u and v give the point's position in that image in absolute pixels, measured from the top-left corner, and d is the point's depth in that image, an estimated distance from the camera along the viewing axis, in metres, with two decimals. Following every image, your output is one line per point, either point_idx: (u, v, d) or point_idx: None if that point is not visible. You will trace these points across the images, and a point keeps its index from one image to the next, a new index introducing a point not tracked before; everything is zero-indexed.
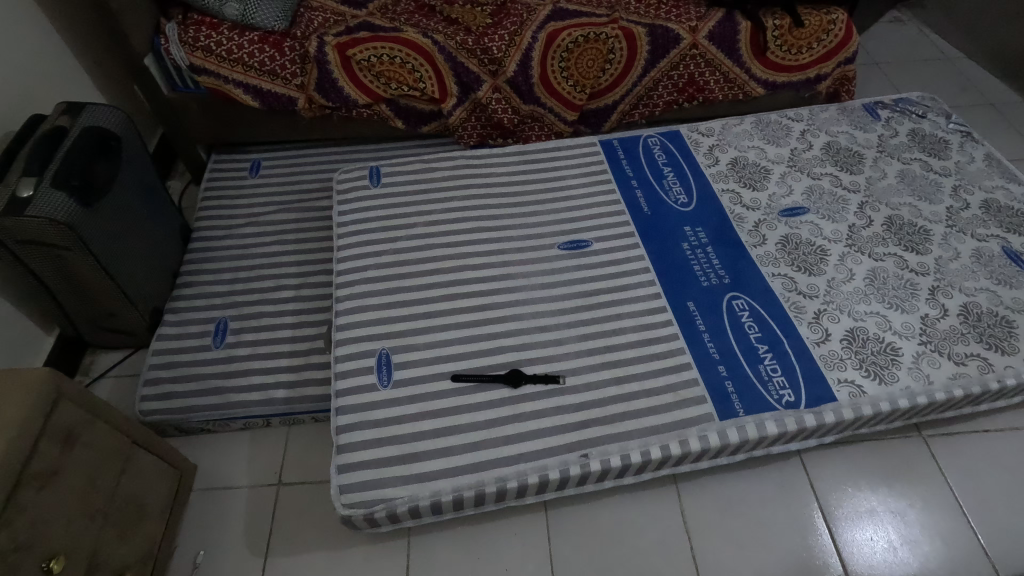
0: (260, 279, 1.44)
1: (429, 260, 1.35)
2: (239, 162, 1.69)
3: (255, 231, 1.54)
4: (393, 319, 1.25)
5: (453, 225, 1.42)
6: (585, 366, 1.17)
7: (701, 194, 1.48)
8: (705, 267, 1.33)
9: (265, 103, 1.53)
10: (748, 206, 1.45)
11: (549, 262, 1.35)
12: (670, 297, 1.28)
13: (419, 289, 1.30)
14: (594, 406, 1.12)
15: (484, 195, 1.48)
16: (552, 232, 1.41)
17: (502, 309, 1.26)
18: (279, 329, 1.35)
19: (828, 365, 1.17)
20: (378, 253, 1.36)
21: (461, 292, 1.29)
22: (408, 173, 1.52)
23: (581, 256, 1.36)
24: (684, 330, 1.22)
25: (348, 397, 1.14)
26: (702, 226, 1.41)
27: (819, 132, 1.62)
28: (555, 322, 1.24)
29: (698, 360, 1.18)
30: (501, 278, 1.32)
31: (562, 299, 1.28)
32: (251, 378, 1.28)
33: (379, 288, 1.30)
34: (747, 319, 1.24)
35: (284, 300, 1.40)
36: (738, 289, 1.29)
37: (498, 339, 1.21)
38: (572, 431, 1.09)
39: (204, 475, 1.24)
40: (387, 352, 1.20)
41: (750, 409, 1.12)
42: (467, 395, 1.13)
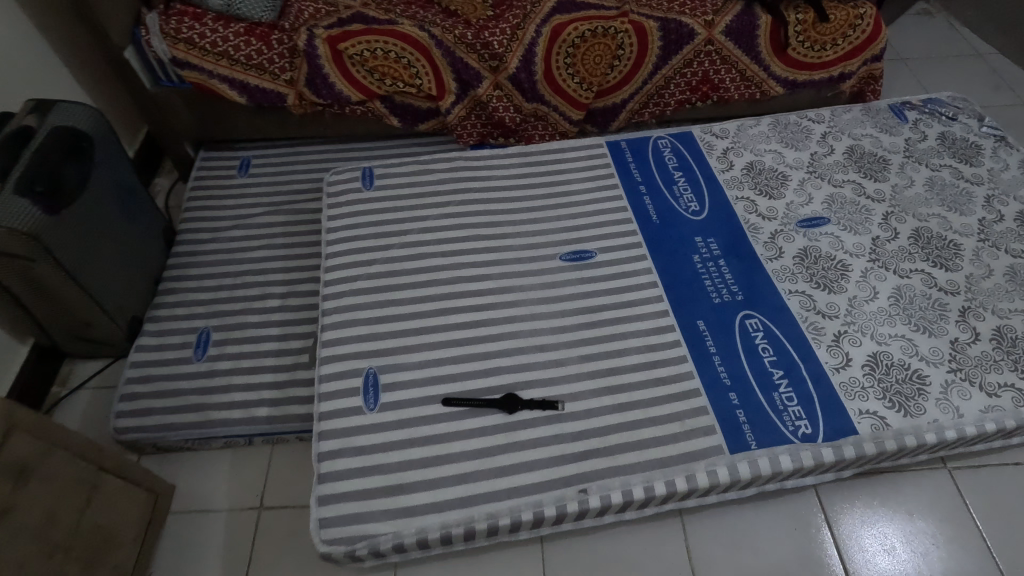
0: (245, 287, 1.37)
1: (422, 271, 1.27)
2: (227, 161, 1.62)
3: (242, 235, 1.47)
4: (383, 335, 1.17)
5: (448, 232, 1.34)
6: (585, 391, 1.09)
7: (714, 202, 1.39)
8: (718, 283, 1.25)
9: (253, 100, 1.45)
10: (764, 215, 1.36)
11: (549, 274, 1.26)
12: (678, 316, 1.19)
13: (411, 303, 1.22)
14: (594, 435, 1.04)
15: (483, 200, 1.40)
16: (555, 241, 1.32)
17: (500, 326, 1.18)
18: (264, 341, 1.28)
19: (849, 394, 1.08)
20: (369, 263, 1.29)
21: (456, 306, 1.21)
22: (403, 176, 1.44)
23: (584, 269, 1.27)
24: (693, 352, 1.14)
25: (331, 420, 1.07)
26: (715, 237, 1.33)
27: (842, 135, 1.52)
28: (554, 341, 1.16)
29: (707, 386, 1.10)
30: (499, 291, 1.24)
31: (563, 316, 1.20)
32: (232, 395, 1.21)
33: (369, 300, 1.23)
34: (761, 341, 1.15)
35: (270, 310, 1.33)
36: (752, 307, 1.21)
37: (494, 360, 1.14)
38: (571, 463, 1.01)
39: (182, 496, 1.17)
40: (375, 373, 1.12)
41: (764, 441, 1.03)
42: (458, 421, 1.06)
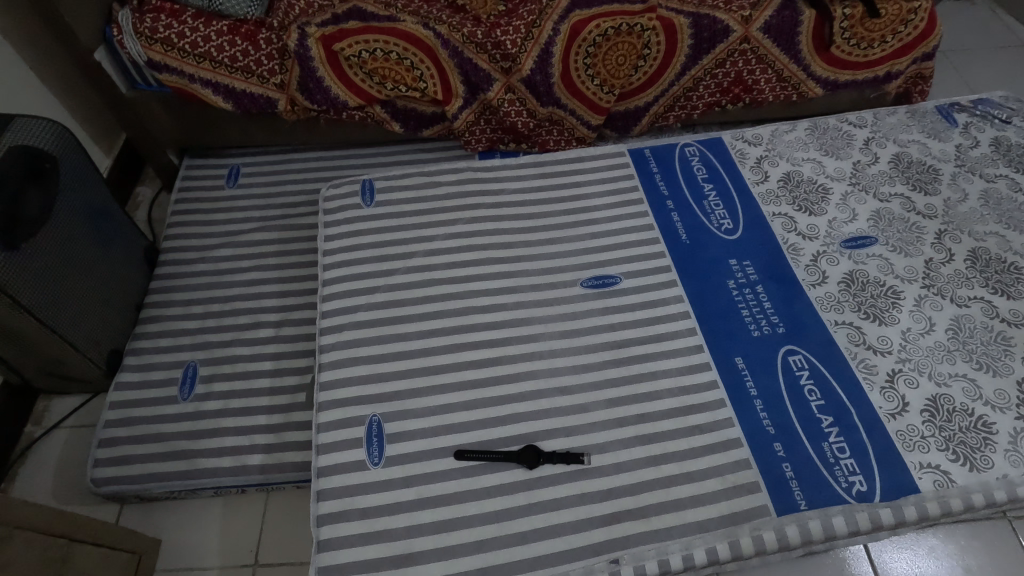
0: (235, 314, 1.26)
1: (429, 299, 1.15)
2: (214, 170, 1.49)
3: (231, 254, 1.35)
4: (388, 375, 1.06)
5: (457, 255, 1.22)
6: (613, 442, 0.98)
7: (748, 219, 1.27)
8: (757, 313, 1.13)
9: (239, 105, 1.31)
10: (804, 234, 1.24)
11: (570, 303, 1.15)
12: (713, 352, 1.09)
13: (418, 337, 1.10)
14: (624, 494, 0.94)
15: (494, 218, 1.28)
16: (575, 265, 1.21)
17: (517, 364, 1.07)
18: (256, 378, 1.17)
19: (907, 445, 0.97)
20: (370, 291, 1.17)
21: (468, 340, 1.10)
22: (407, 190, 1.32)
23: (608, 297, 1.16)
24: (731, 395, 1.03)
25: (331, 477, 0.96)
26: (751, 259, 1.21)
27: (886, 142, 1.38)
28: (577, 382, 1.05)
29: (748, 436, 0.99)
30: (515, 323, 1.12)
31: (586, 352, 1.08)
32: (222, 440, 1.10)
33: (371, 334, 1.11)
34: (806, 382, 1.04)
35: (262, 341, 1.22)
36: (794, 341, 1.09)
37: (511, 404, 1.02)
38: (600, 528, 0.91)
39: (170, 552, 1.07)
40: (379, 421, 1.01)
41: (814, 501, 0.93)
42: (473, 477, 0.95)
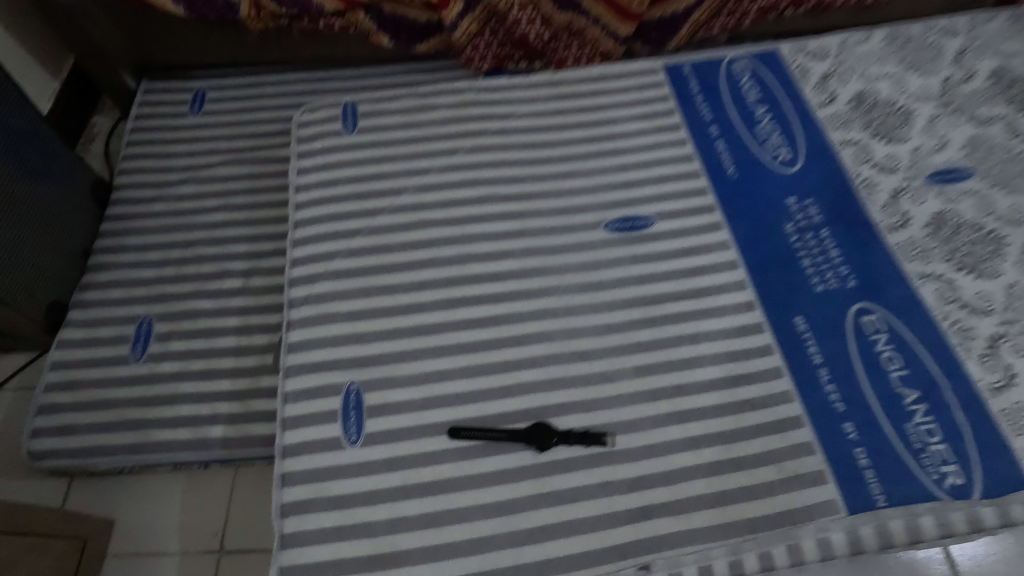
0: (197, 262, 1.08)
1: (421, 245, 0.96)
2: (176, 95, 1.28)
3: (195, 192, 1.16)
4: (369, 335, 0.88)
5: (454, 192, 1.01)
6: (642, 420, 0.80)
7: (811, 148, 1.04)
8: (821, 262, 0.93)
9: (193, 11, 1.09)
10: (881, 166, 1.01)
11: (591, 249, 0.95)
12: (768, 310, 0.89)
13: (406, 289, 0.91)
14: (657, 484, 0.76)
15: (499, 147, 1.06)
16: (597, 204, 1.00)
17: (526, 323, 0.88)
18: (221, 337, 1.00)
19: (1015, 428, 0.77)
20: (350, 235, 0.97)
21: (466, 294, 0.91)
22: (396, 116, 1.10)
23: (637, 242, 0.96)
24: (790, 363, 0.84)
25: (299, 458, 0.79)
26: (814, 197, 0.99)
27: (985, 53, 1.12)
28: (599, 346, 0.86)
29: (812, 413, 0.80)
30: (525, 274, 0.93)
31: (609, 309, 0.90)
32: (179, 408, 0.94)
33: (351, 285, 0.92)
34: (885, 348, 0.84)
35: (228, 294, 1.04)
36: (869, 297, 0.89)
37: (518, 372, 0.84)
38: (627, 526, 0.74)
39: (124, 535, 0.93)
40: (358, 391, 0.83)
41: (896, 497, 0.74)
42: (470, 460, 0.78)
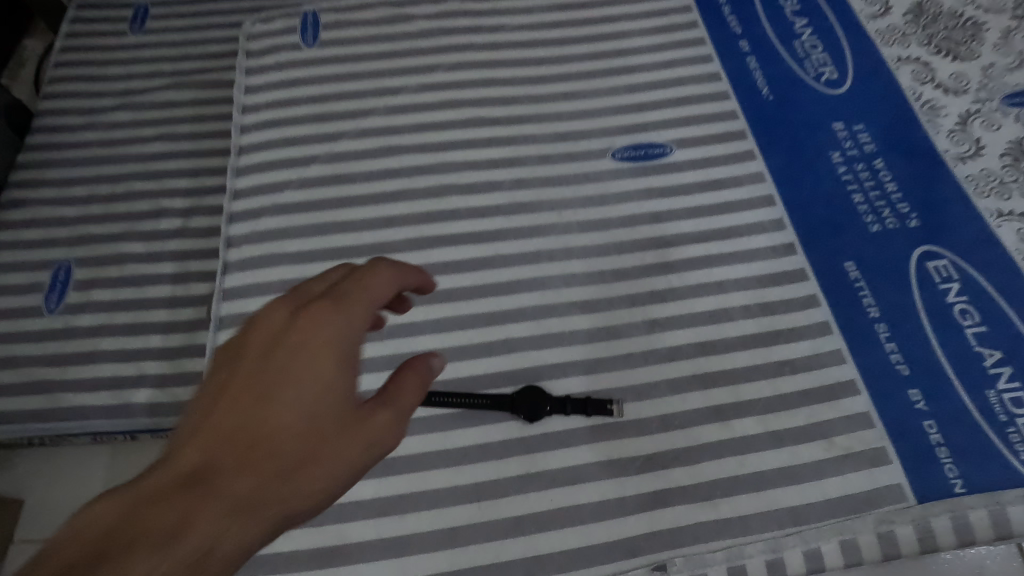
0: (129, 199, 0.91)
1: (389, 175, 0.79)
2: (113, 9, 1.09)
3: (130, 119, 0.98)
4: None
5: (432, 114, 0.84)
6: (656, 386, 0.65)
7: (862, 66, 0.86)
8: (876, 198, 0.76)
9: None
10: (947, 87, 0.83)
11: (596, 181, 0.79)
12: (811, 254, 0.72)
13: (370, 228, 0.75)
14: (675, 464, 0.61)
15: (487, 62, 0.88)
16: (603, 129, 0.82)
17: (516, 268, 0.73)
18: (153, 286, 0.84)
19: None
20: (304, 163, 0.80)
21: (444, 234, 0.75)
22: (365, 26, 0.92)
23: (652, 174, 0.79)
24: (840, 318, 0.68)
25: None
26: (866, 122, 0.82)
27: None
28: (605, 297, 0.71)
29: (869, 379, 0.64)
30: (515, 210, 0.76)
31: (617, 252, 0.74)
32: (99, 368, 0.78)
33: (303, 223, 0.76)
34: (957, 300, 0.68)
35: (162, 236, 0.87)
36: (936, 239, 0.72)
37: (504, 326, 0.69)
38: (638, 516, 0.59)
39: (35, 517, 0.78)
40: None
41: (977, 482, 0.59)
42: (443, 432, 0.63)
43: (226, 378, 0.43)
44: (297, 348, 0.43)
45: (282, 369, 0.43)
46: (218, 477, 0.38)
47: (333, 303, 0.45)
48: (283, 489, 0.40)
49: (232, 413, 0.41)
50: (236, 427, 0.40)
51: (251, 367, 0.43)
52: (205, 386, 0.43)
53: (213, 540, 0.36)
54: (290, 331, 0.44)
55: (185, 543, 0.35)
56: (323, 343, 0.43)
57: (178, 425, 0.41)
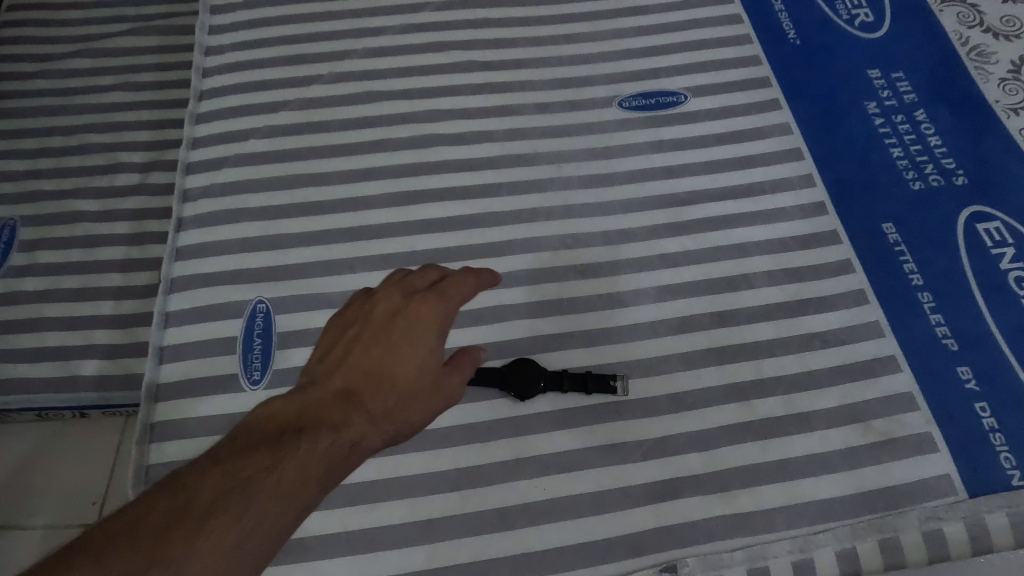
0: (83, 153, 0.82)
1: (367, 123, 0.70)
2: None
3: (86, 65, 0.89)
4: (290, 240, 0.63)
5: (417, 57, 0.74)
6: (666, 361, 0.57)
7: (900, 8, 0.77)
8: (918, 153, 0.67)
9: None
10: (997, 31, 0.74)
11: (600, 132, 0.70)
12: (845, 214, 0.64)
13: (344, 181, 0.67)
14: (687, 449, 0.53)
15: (480, 0, 0.78)
16: (609, 75, 0.73)
17: (507, 227, 0.64)
18: (105, 247, 0.75)
19: None
20: (272, 109, 0.71)
21: (427, 189, 0.66)
22: None
23: (664, 124, 0.70)
24: (878, 285, 0.59)
25: (178, 403, 0.56)
26: (905, 69, 0.73)
27: None
28: (609, 261, 0.62)
29: (911, 354, 0.56)
30: (508, 163, 0.68)
31: (623, 210, 0.65)
32: (43, 337, 0.70)
33: (268, 174, 0.67)
34: (1012, 266, 0.60)
35: (118, 193, 0.79)
36: (987, 199, 0.63)
37: (493, 291, 0.61)
38: (644, 508, 0.51)
39: None
40: (267, 313, 0.60)
41: None
42: None
43: (352, 326, 0.43)
44: (416, 316, 0.42)
45: (389, 334, 0.42)
46: (351, 401, 0.40)
47: (433, 298, 0.42)
48: (400, 421, 0.41)
49: (359, 353, 0.42)
50: (363, 363, 0.41)
51: (372, 322, 0.43)
52: (333, 331, 0.44)
53: (347, 447, 0.38)
54: (407, 307, 0.42)
55: (324, 444, 0.38)
56: (437, 318, 0.42)
57: (314, 360, 0.43)
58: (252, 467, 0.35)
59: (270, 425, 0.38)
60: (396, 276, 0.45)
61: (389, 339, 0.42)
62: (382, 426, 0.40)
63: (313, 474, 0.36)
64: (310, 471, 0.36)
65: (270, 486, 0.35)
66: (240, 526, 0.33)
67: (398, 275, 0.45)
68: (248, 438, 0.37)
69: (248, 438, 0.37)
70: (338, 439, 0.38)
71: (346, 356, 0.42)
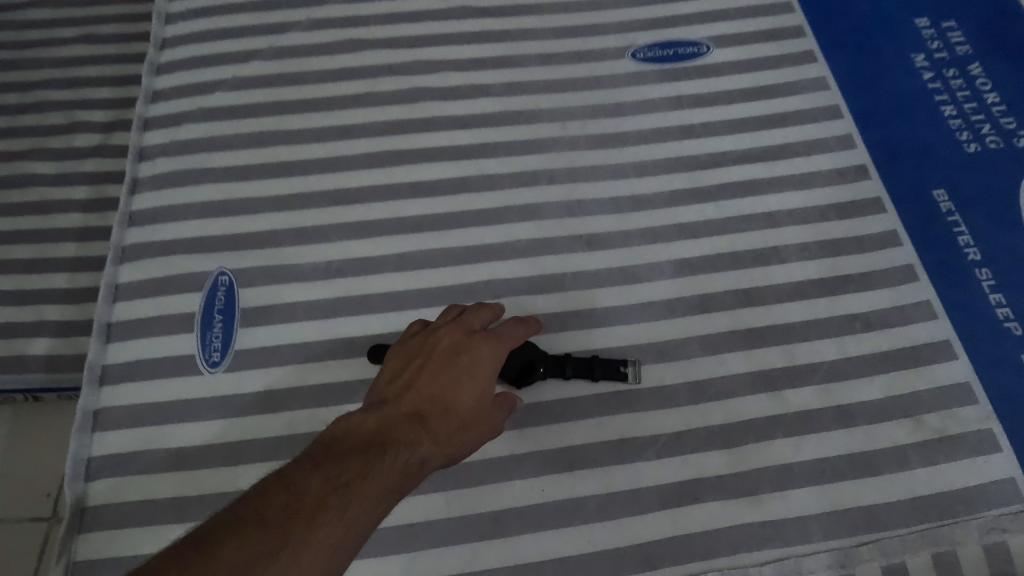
0: (36, 110, 0.74)
1: (348, 74, 0.62)
2: None
3: (43, 14, 0.81)
4: (259, 205, 0.56)
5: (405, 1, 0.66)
6: (684, 345, 0.50)
7: None
8: (973, 112, 0.59)
9: None
10: None
11: (611, 86, 0.61)
12: (889, 180, 0.56)
13: (321, 138, 0.59)
14: (708, 446, 0.46)
15: None
16: (622, 23, 0.65)
17: (504, 191, 0.56)
18: (61, 215, 0.68)
19: None
20: (240, 59, 0.63)
21: (414, 148, 0.58)
22: None
23: (683, 78, 0.62)
24: (928, 261, 0.52)
25: (126, 388, 0.49)
26: (958, 16, 0.64)
27: None
28: (620, 230, 0.55)
29: (968, 340, 0.48)
30: (506, 120, 0.60)
31: (636, 174, 0.57)
32: None
33: (235, 131, 0.59)
34: None
35: (76, 155, 0.71)
36: None
37: (488, 263, 0.53)
38: (659, 513, 0.44)
39: None
40: (230, 286, 0.53)
41: None
42: None
43: (415, 356, 0.43)
44: (479, 351, 0.43)
45: (452, 364, 0.42)
46: (422, 420, 0.40)
47: (491, 338, 0.44)
48: (465, 444, 0.41)
49: (425, 378, 0.42)
50: (430, 390, 0.41)
51: (435, 353, 0.43)
52: (394, 361, 0.43)
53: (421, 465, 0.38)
54: (471, 341, 0.43)
55: (402, 459, 0.37)
56: (498, 355, 0.43)
57: (379, 382, 0.42)
58: (342, 475, 0.35)
59: (349, 437, 0.37)
60: (449, 315, 0.46)
61: (455, 372, 0.42)
62: (449, 447, 0.40)
63: (392, 487, 0.36)
64: (390, 484, 0.36)
65: (359, 497, 0.34)
66: (334, 531, 0.33)
67: (453, 314, 0.46)
68: (330, 447, 0.36)
69: (331, 448, 0.36)
70: (413, 456, 0.38)
71: (414, 380, 0.42)
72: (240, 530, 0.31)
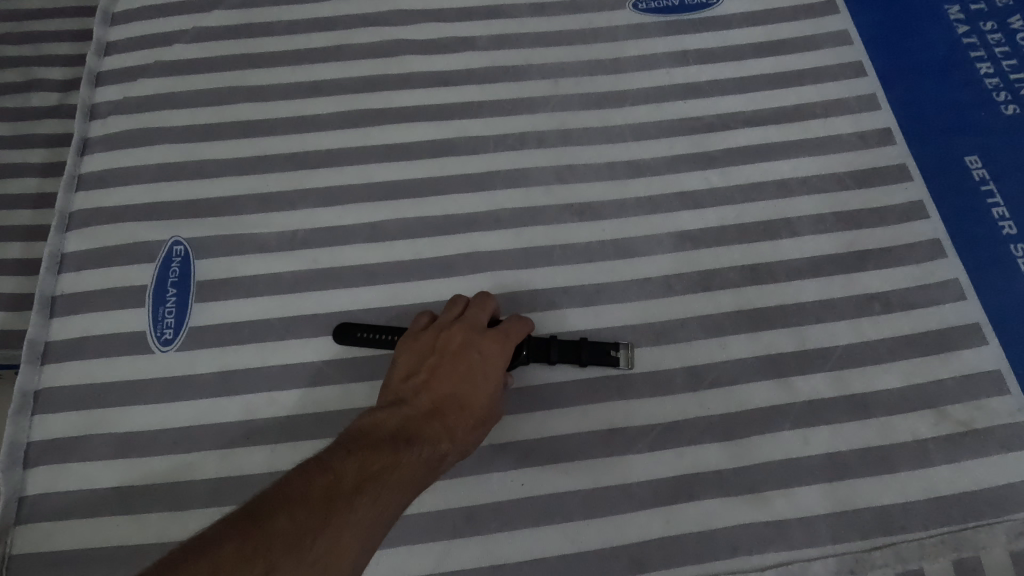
0: None
1: (320, 26, 0.56)
2: None
3: None
4: (219, 168, 0.51)
5: None
6: (682, 326, 0.45)
7: None
8: (1013, 69, 0.52)
9: None
10: None
11: (609, 40, 0.56)
12: (917, 145, 0.50)
13: (288, 95, 0.54)
14: (707, 437, 0.42)
15: None
16: None
17: (489, 155, 0.51)
18: (15, 179, 0.63)
19: None
20: (203, 7, 0.57)
21: (390, 106, 0.53)
22: None
23: (689, 31, 0.56)
24: (958, 236, 0.47)
25: (71, 367, 0.45)
26: None
27: None
28: (616, 198, 0.49)
29: (1001, 324, 0.43)
30: (493, 77, 0.54)
31: (635, 136, 0.52)
32: None
33: (195, 87, 0.54)
34: None
35: (32, 115, 0.66)
36: None
37: (468, 235, 0.48)
38: (651, 511, 0.40)
39: None
40: (186, 257, 0.48)
41: None
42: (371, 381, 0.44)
43: (426, 352, 0.40)
44: (491, 346, 0.39)
45: (466, 359, 0.39)
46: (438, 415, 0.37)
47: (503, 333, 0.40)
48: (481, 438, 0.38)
49: (439, 374, 0.38)
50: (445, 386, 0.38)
51: (448, 347, 0.40)
52: (404, 356, 0.40)
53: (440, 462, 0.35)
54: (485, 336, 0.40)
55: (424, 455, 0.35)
56: (509, 350, 0.40)
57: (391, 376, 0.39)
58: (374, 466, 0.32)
59: (368, 433, 0.35)
60: (457, 304, 0.42)
61: (470, 368, 0.39)
62: (467, 440, 0.37)
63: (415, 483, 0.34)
64: (414, 476, 0.34)
65: (388, 488, 0.32)
66: (367, 521, 0.30)
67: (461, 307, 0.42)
68: (350, 443, 0.34)
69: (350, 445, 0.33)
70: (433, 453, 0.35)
71: (427, 377, 0.39)
72: (279, 514, 0.29)
